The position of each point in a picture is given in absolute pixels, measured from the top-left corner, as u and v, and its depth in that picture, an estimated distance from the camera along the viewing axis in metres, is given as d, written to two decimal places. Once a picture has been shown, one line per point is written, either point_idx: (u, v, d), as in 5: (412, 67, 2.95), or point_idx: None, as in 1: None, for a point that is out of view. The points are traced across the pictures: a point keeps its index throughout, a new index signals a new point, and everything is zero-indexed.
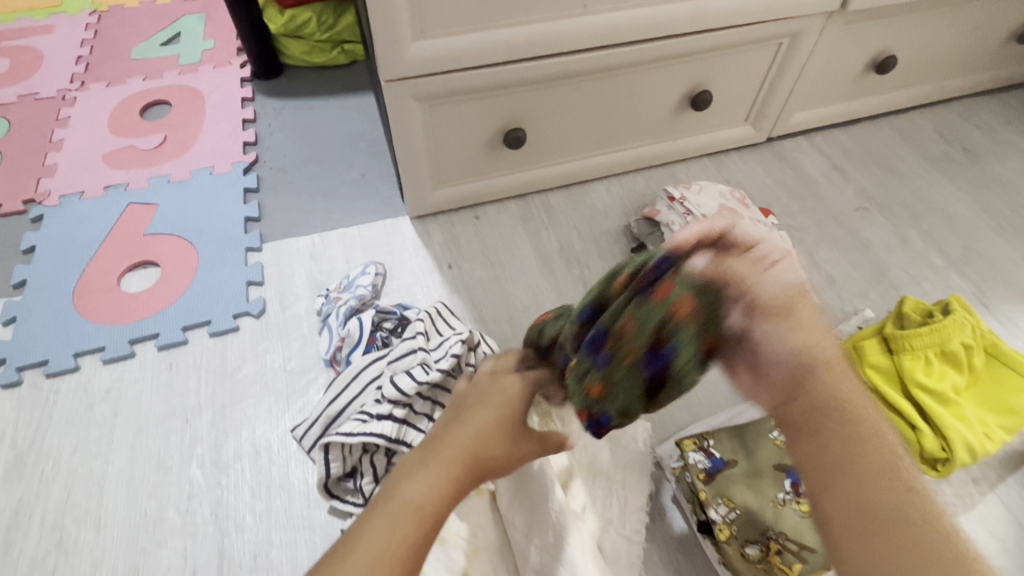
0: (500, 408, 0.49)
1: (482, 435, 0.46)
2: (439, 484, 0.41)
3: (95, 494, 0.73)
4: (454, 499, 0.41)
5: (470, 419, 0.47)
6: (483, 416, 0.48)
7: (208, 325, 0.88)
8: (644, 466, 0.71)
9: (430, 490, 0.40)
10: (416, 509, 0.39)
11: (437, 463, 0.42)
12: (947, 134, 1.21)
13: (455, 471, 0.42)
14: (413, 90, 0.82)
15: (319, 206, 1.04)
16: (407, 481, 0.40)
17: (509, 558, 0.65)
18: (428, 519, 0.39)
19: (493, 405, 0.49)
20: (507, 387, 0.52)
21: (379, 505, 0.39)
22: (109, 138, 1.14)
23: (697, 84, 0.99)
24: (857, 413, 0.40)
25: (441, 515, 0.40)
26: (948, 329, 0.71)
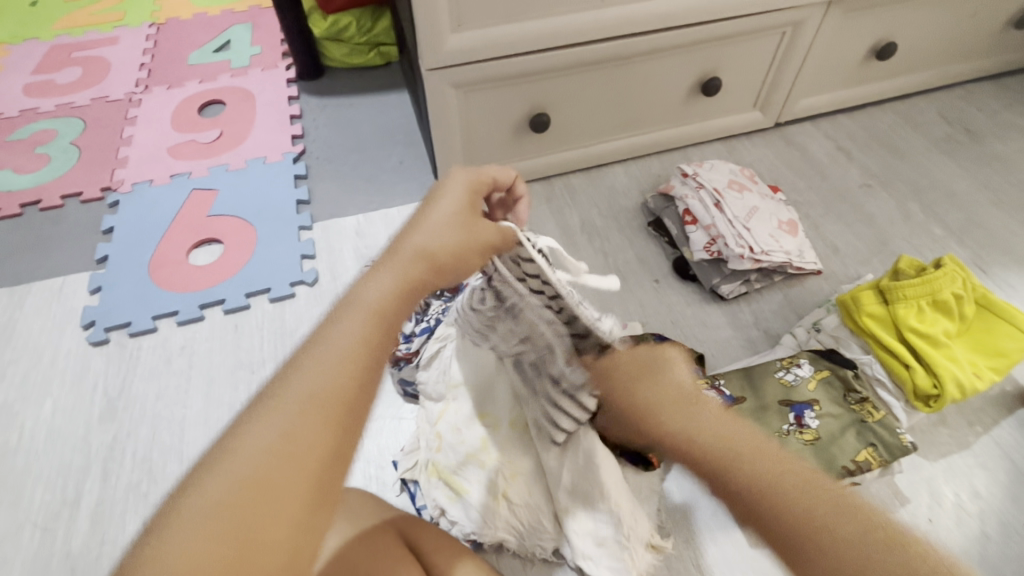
0: (444, 216, 0.50)
1: (432, 246, 0.48)
2: (391, 289, 0.44)
3: (177, 432, 0.83)
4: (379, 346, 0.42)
5: (417, 235, 0.48)
6: (430, 229, 0.49)
7: (268, 293, 0.98)
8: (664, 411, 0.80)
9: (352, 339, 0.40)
10: (369, 312, 0.42)
11: (381, 275, 0.45)
12: (950, 117, 1.28)
13: (400, 282, 0.45)
14: (450, 78, 0.92)
15: (362, 190, 1.15)
16: (363, 296, 0.44)
17: (542, 481, 0.72)
18: (379, 317, 0.42)
19: (458, 222, 0.50)
20: (459, 195, 0.52)
21: (334, 315, 0.42)
22: (172, 133, 1.27)
23: (707, 71, 1.08)
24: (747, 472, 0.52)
25: (397, 315, 0.44)
26: (938, 280, 0.78)
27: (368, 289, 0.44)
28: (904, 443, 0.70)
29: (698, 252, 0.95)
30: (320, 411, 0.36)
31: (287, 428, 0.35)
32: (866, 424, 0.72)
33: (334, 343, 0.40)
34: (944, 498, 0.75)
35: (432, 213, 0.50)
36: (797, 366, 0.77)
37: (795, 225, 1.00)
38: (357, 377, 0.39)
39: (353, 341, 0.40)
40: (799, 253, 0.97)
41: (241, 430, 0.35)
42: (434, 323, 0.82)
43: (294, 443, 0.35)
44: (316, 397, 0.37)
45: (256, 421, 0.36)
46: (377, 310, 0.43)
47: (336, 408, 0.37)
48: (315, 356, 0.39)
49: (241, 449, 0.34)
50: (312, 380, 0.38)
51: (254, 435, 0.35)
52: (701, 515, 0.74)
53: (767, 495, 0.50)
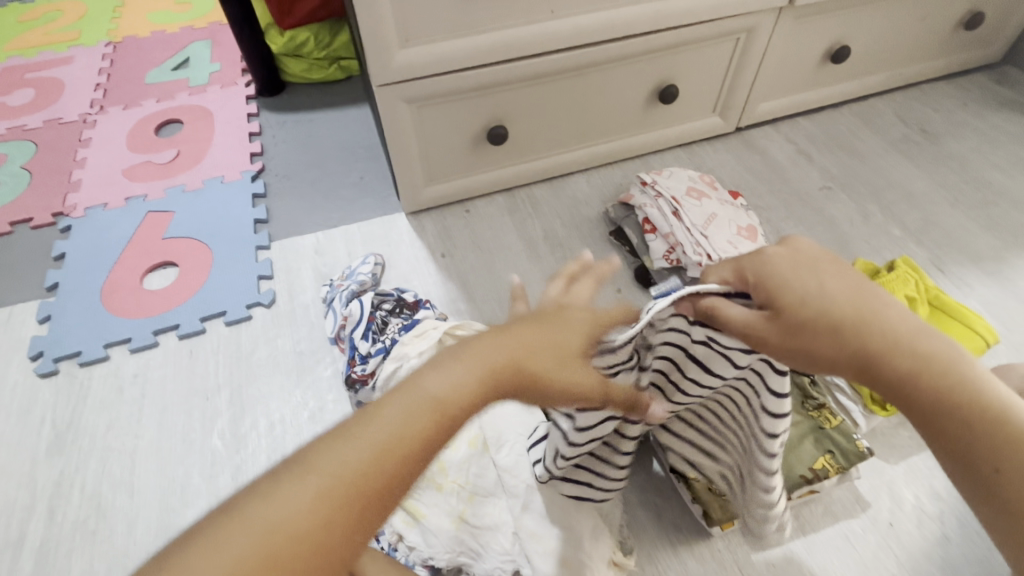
0: (549, 343, 0.47)
1: (522, 362, 0.45)
2: (466, 389, 0.41)
3: (127, 464, 0.81)
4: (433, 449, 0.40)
5: (515, 345, 0.45)
6: (528, 343, 0.46)
7: (224, 316, 0.96)
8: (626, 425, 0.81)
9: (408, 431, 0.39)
10: (435, 409, 0.40)
11: (457, 366, 0.42)
12: (907, 117, 1.29)
13: (480, 378, 0.42)
14: (402, 93, 0.91)
15: (321, 207, 1.13)
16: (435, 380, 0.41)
17: (502, 501, 0.71)
18: (441, 418, 0.40)
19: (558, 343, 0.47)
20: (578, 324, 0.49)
21: (397, 394, 0.41)
22: (127, 154, 1.24)
23: (664, 79, 1.08)
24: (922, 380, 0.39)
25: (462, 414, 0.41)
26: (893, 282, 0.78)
27: (439, 379, 0.41)
28: (861, 449, 0.70)
29: (658, 261, 0.95)
30: (350, 506, 0.36)
31: (318, 511, 0.35)
32: (823, 431, 0.72)
33: (391, 431, 0.39)
34: (904, 501, 0.75)
35: (544, 333, 0.47)
36: None
37: (754, 230, 0.99)
38: (400, 475, 0.38)
39: (410, 435, 0.39)
40: None
41: (274, 490, 0.36)
42: (389, 343, 0.82)
43: (319, 528, 0.35)
44: (356, 488, 0.36)
45: (293, 490, 0.35)
46: (444, 410, 0.40)
47: (366, 507, 0.37)
48: (368, 438, 0.38)
49: (267, 516, 0.34)
50: (356, 464, 0.37)
51: (285, 507, 0.35)
52: (664, 529, 0.73)
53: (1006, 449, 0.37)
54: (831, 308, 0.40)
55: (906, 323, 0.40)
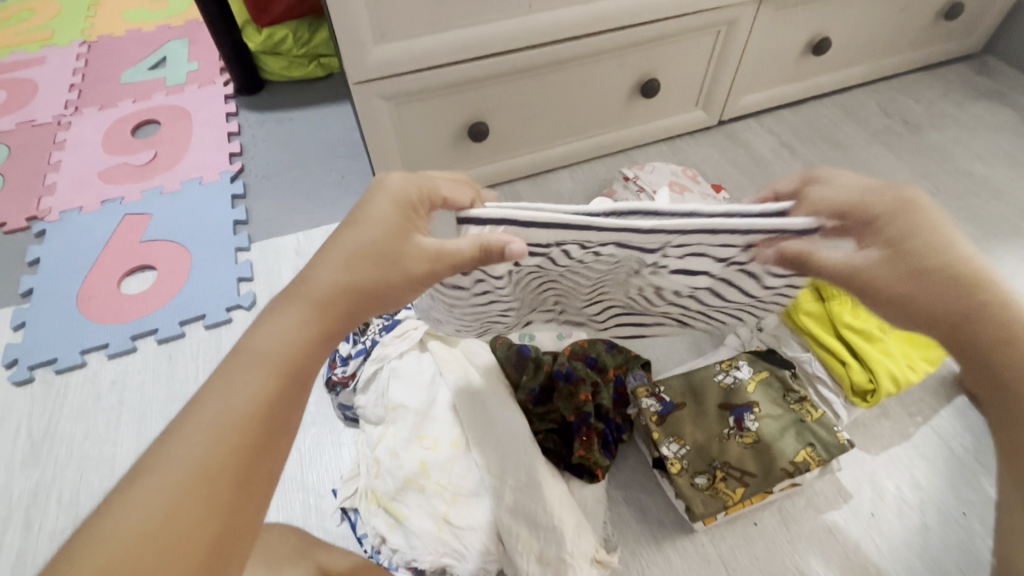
0: (366, 240, 0.45)
1: (345, 274, 0.44)
2: (295, 338, 0.42)
3: (106, 472, 0.80)
4: (276, 407, 0.40)
5: (329, 259, 0.44)
6: (348, 255, 0.44)
7: (203, 319, 0.95)
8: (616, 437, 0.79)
9: (242, 395, 0.39)
10: (269, 364, 0.41)
11: (279, 317, 0.43)
12: (888, 109, 1.30)
13: (311, 327, 0.43)
14: (379, 91, 0.90)
15: (302, 207, 1.12)
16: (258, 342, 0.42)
17: (484, 501, 0.70)
18: (277, 370, 0.41)
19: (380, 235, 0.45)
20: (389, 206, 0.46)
21: (228, 365, 0.41)
22: (103, 156, 1.22)
23: (645, 73, 1.08)
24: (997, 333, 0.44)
25: (298, 367, 0.42)
26: None
27: (264, 337, 0.42)
28: (842, 441, 0.70)
29: None
30: (212, 479, 0.36)
31: (172, 499, 0.34)
32: (804, 423, 0.71)
33: (227, 398, 0.39)
34: (885, 491, 0.75)
35: (358, 233, 0.45)
36: (736, 368, 0.76)
37: None
38: (248, 442, 0.38)
39: (247, 397, 0.39)
40: None
41: (122, 492, 0.35)
42: (370, 344, 0.82)
43: (181, 517, 0.34)
44: (211, 460, 0.36)
45: (143, 483, 0.35)
46: (277, 362, 0.41)
47: (230, 473, 0.36)
48: (205, 412, 0.38)
49: (124, 514, 0.33)
50: (206, 436, 0.37)
51: (141, 498, 0.34)
52: (647, 525, 0.73)
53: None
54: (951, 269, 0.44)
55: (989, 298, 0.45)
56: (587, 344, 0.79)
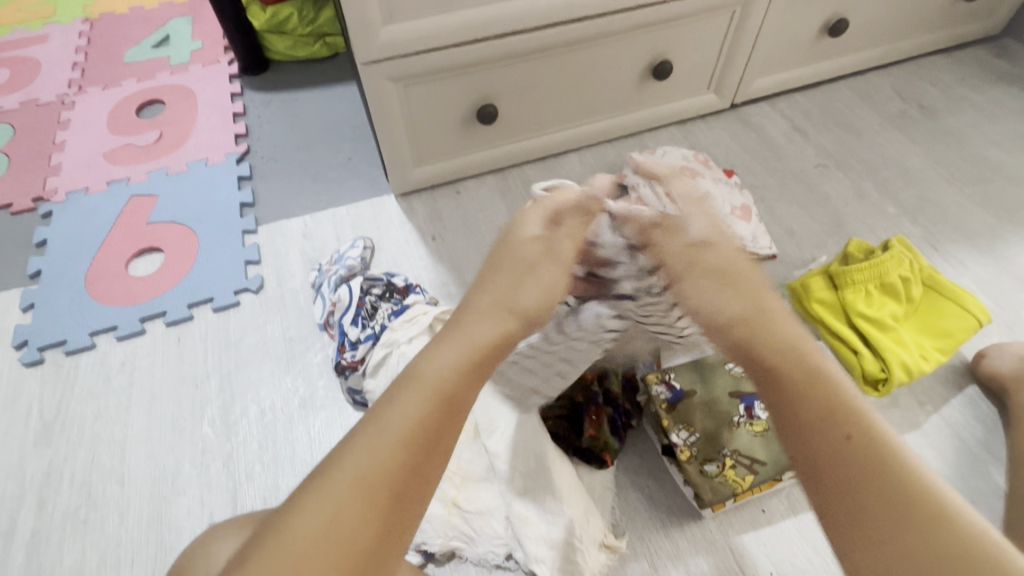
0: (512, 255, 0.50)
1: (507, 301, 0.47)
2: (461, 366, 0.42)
3: (118, 453, 0.80)
4: (439, 434, 0.39)
5: (500, 283, 0.48)
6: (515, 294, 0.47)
7: (212, 302, 0.95)
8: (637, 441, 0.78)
9: (411, 418, 0.39)
10: (437, 388, 0.40)
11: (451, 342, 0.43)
12: (904, 92, 1.27)
13: (476, 356, 0.43)
14: (387, 71, 0.88)
15: (308, 189, 1.11)
16: (429, 365, 0.42)
17: (493, 484, 0.71)
18: (447, 396, 0.40)
19: (540, 277, 0.49)
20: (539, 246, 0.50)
21: (405, 385, 0.41)
22: (108, 137, 1.21)
23: (657, 55, 1.05)
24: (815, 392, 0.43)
25: (463, 395, 0.41)
26: (885, 262, 0.77)
27: (440, 358, 0.42)
28: None
29: None
30: (375, 504, 0.36)
31: (335, 525, 0.34)
32: None
33: (399, 420, 0.39)
34: None
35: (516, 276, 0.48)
36: None
37: (748, 210, 0.98)
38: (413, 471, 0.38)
39: (416, 420, 0.39)
40: (752, 238, 0.96)
41: (296, 509, 0.35)
42: (380, 329, 0.80)
43: (340, 540, 0.34)
44: (382, 482, 0.37)
45: (316, 504, 0.35)
46: (444, 386, 0.41)
47: (387, 506, 0.36)
48: (381, 434, 0.38)
49: (297, 527, 0.34)
50: (379, 460, 0.37)
51: (314, 513, 0.35)
52: (656, 510, 0.73)
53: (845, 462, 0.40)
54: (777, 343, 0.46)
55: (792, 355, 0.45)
56: None
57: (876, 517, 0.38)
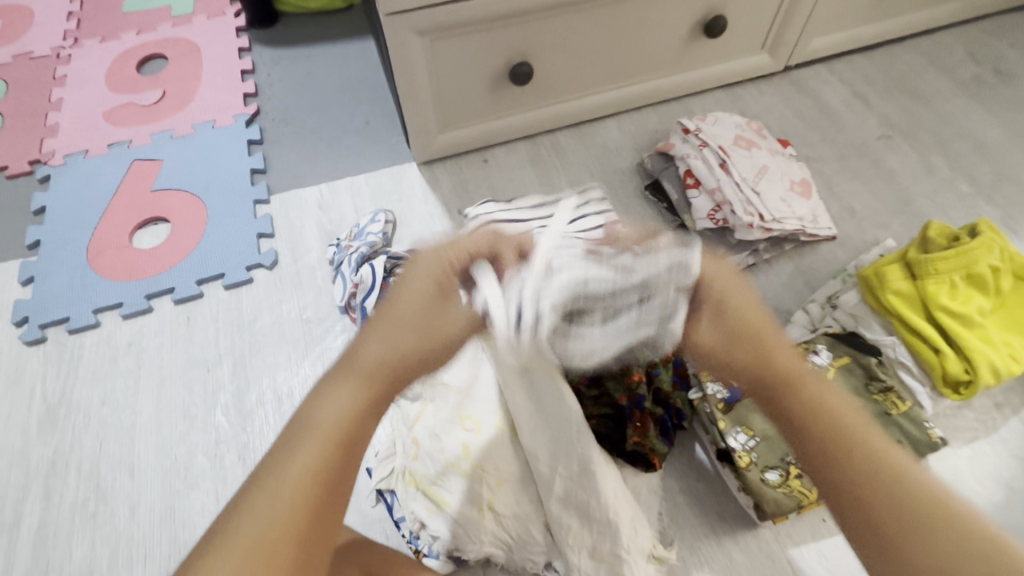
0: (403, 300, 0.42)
1: (391, 351, 0.41)
2: (344, 426, 0.39)
3: (126, 441, 0.75)
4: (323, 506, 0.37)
5: (385, 339, 0.41)
6: (399, 322, 0.41)
7: (223, 279, 0.88)
8: (688, 444, 0.72)
9: (288, 508, 0.36)
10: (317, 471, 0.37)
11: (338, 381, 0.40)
12: (977, 55, 1.15)
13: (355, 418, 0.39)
14: (413, 24, 0.79)
15: (323, 155, 1.03)
16: (303, 441, 0.38)
17: (531, 487, 0.64)
18: (338, 438, 0.38)
19: (438, 307, 0.42)
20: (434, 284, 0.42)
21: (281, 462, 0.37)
22: (108, 95, 1.12)
23: (711, 9, 0.95)
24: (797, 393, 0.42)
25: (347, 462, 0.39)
26: (974, 250, 0.68)
27: (321, 416, 0.39)
28: (934, 439, 0.63)
29: (701, 220, 0.84)
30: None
31: None
32: (889, 417, 0.64)
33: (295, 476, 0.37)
34: (970, 491, 0.68)
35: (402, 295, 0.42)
36: (814, 354, 0.69)
37: (808, 186, 0.89)
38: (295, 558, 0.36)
39: (314, 469, 0.37)
40: (812, 218, 0.87)
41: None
42: None
43: None
44: (285, 540, 0.36)
45: None
46: (328, 466, 0.38)
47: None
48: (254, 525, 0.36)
49: None
50: (258, 549, 0.35)
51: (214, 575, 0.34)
52: (707, 517, 0.67)
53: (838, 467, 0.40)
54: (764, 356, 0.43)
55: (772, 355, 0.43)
56: None
57: (886, 523, 0.37)
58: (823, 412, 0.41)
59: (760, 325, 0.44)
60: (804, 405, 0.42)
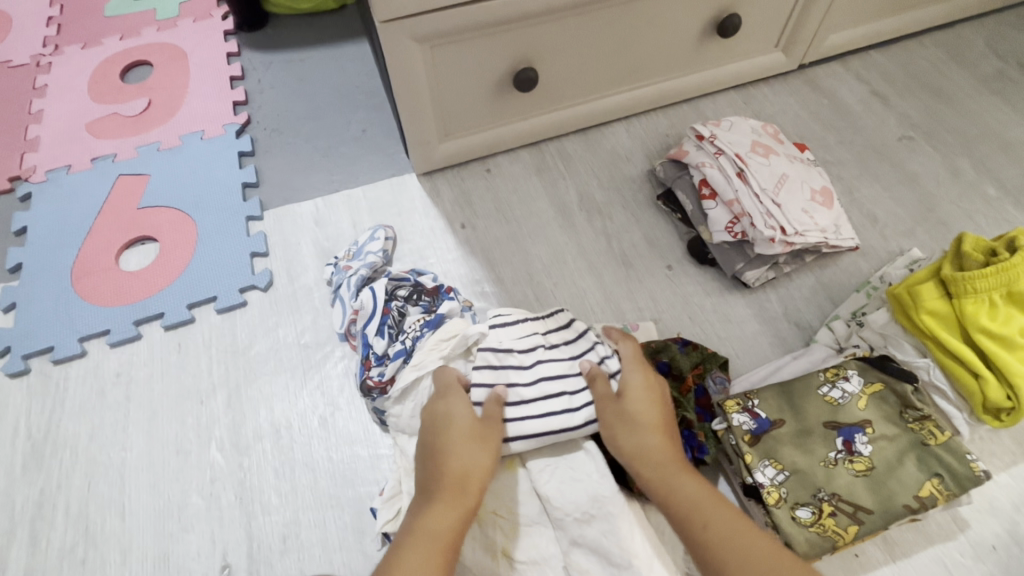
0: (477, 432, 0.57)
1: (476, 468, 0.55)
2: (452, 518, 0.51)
3: (116, 481, 0.71)
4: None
5: (466, 458, 0.55)
6: (475, 454, 0.56)
7: (215, 302, 0.83)
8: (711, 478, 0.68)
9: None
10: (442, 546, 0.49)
11: (446, 503, 0.52)
12: (1000, 49, 1.10)
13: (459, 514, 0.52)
14: (411, 30, 0.74)
15: (319, 166, 0.98)
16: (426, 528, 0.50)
17: (549, 530, 0.60)
18: (448, 547, 0.49)
19: (492, 437, 0.57)
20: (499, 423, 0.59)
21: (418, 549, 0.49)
22: (91, 105, 1.07)
23: (725, 7, 0.89)
24: (643, 464, 0.56)
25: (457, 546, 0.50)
26: (1017, 266, 0.63)
27: (437, 516, 0.51)
28: (978, 473, 0.58)
29: (719, 233, 0.80)
30: None
31: None
32: (927, 448, 0.60)
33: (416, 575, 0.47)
34: (1010, 522, 0.65)
35: (478, 449, 0.56)
36: (844, 380, 0.64)
37: (829, 194, 0.85)
38: None
39: (433, 573, 0.47)
40: (835, 228, 0.82)
41: None
42: (411, 344, 0.69)
43: None
44: None
45: None
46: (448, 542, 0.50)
47: None
48: None
49: None
50: None
51: None
52: None
53: (684, 514, 0.52)
54: (629, 438, 0.57)
55: (632, 434, 0.58)
56: (658, 347, 0.70)
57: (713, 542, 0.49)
58: (675, 480, 0.54)
59: (630, 413, 0.59)
60: (653, 469, 0.55)
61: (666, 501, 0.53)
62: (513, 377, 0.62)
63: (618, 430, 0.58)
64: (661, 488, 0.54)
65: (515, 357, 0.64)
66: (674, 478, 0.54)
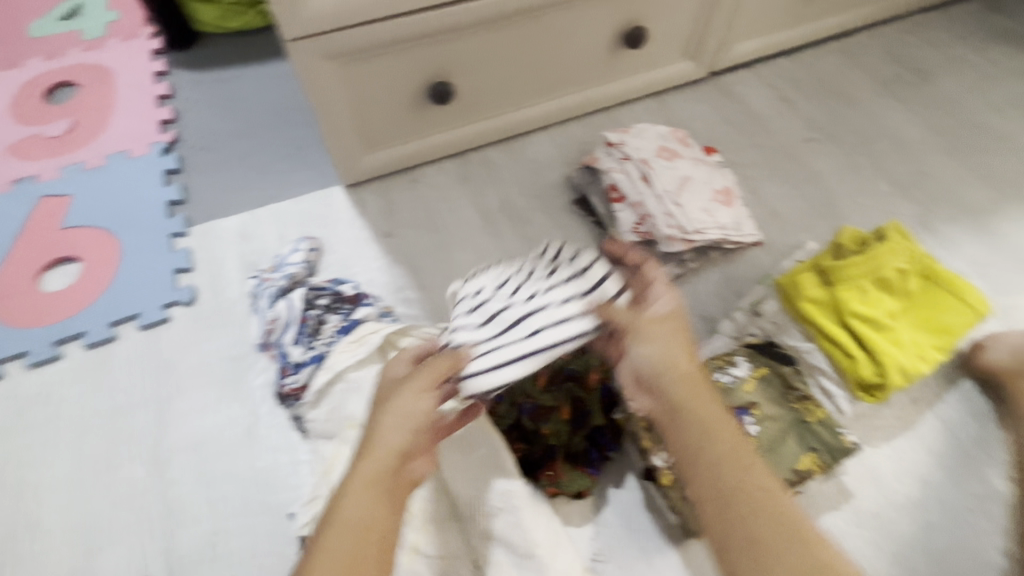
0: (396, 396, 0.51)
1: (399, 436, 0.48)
2: (367, 501, 0.45)
3: (32, 501, 0.71)
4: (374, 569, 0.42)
5: (384, 429, 0.49)
6: (392, 420, 0.49)
7: (138, 319, 0.84)
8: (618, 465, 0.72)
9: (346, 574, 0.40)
10: (359, 531, 0.43)
11: (365, 481, 0.46)
12: (892, 55, 1.19)
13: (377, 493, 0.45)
14: (321, 49, 0.76)
15: (247, 182, 0.99)
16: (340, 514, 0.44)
17: (460, 524, 0.63)
18: (370, 534, 0.43)
19: (415, 396, 0.50)
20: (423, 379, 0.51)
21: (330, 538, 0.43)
22: (12, 127, 1.06)
23: (630, 21, 0.95)
24: (692, 394, 0.51)
25: (383, 530, 0.44)
26: (881, 255, 0.70)
27: (351, 501, 0.45)
28: (848, 445, 0.64)
29: (627, 234, 0.84)
30: None
31: None
32: (806, 425, 0.65)
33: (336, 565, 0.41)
34: (889, 489, 0.70)
35: (391, 408, 0.50)
36: (733, 366, 0.69)
37: (731, 194, 0.90)
38: None
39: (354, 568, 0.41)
40: (736, 225, 0.88)
41: None
42: (325, 349, 0.71)
43: None
44: None
45: None
46: (366, 528, 0.43)
47: None
48: None
49: None
50: None
51: None
52: (637, 537, 0.68)
53: (723, 450, 0.48)
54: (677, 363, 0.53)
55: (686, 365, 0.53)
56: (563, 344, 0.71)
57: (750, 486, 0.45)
58: (721, 419, 0.50)
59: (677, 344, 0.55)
60: (698, 402, 0.51)
61: (705, 433, 0.49)
62: (489, 313, 0.56)
63: (674, 354, 0.54)
64: (699, 423, 0.50)
65: (487, 299, 0.58)
66: (722, 417, 0.50)
